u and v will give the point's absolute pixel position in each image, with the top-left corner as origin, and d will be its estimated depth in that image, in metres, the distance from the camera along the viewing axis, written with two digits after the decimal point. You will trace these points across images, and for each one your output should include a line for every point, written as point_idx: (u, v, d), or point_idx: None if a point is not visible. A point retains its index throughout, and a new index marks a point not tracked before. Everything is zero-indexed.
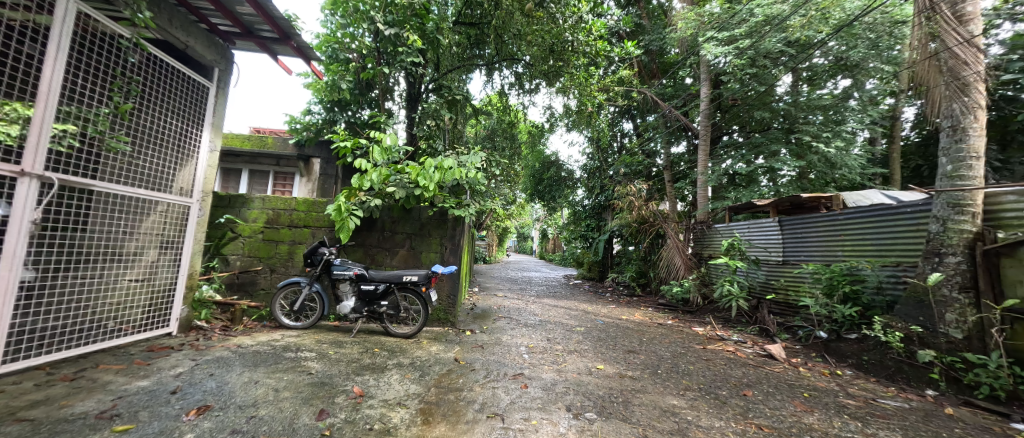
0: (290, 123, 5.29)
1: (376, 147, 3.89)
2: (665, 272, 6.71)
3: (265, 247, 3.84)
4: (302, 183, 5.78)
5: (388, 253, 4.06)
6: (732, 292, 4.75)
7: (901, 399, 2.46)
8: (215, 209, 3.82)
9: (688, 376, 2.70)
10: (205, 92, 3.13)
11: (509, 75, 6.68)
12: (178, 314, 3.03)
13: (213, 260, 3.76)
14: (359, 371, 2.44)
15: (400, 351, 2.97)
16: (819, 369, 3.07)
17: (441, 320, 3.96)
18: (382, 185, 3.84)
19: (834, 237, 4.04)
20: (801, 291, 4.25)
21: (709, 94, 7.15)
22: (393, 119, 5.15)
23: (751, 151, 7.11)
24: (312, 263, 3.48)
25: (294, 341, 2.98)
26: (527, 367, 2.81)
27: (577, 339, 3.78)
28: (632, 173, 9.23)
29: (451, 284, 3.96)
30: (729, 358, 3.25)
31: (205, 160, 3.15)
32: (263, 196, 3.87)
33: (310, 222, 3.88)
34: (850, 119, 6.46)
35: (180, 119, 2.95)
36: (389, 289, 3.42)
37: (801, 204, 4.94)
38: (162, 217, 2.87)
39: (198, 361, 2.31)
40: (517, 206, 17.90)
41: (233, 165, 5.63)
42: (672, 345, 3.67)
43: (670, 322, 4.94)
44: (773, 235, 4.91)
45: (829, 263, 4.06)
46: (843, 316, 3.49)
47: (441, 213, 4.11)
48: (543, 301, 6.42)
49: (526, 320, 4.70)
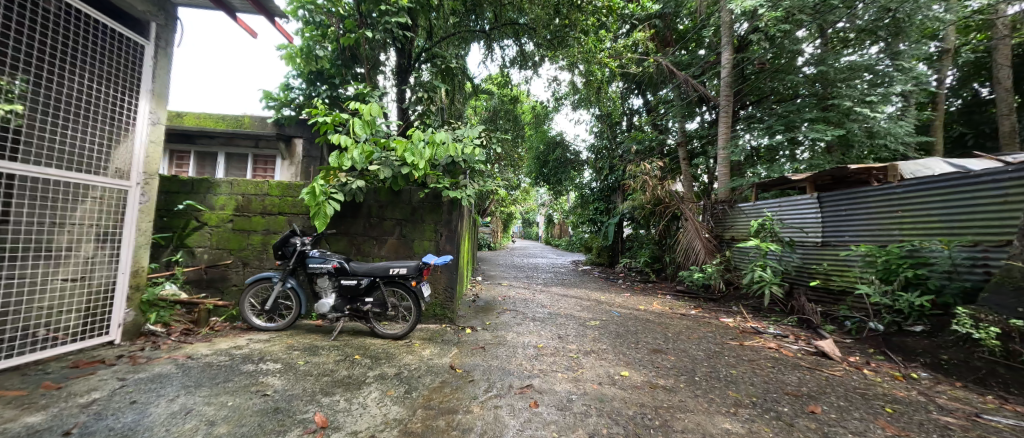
0: (266, 100, 4.74)
1: (358, 120, 3.35)
2: (683, 257, 6.17)
3: (235, 238, 3.37)
4: (285, 167, 5.26)
5: (376, 242, 3.57)
6: (765, 278, 4.23)
7: (1011, 414, 1.95)
8: (176, 195, 3.33)
9: (734, 386, 2.21)
10: (139, 52, 2.57)
11: (510, 45, 6.05)
12: (122, 319, 2.51)
13: (178, 254, 3.31)
14: (329, 388, 1.96)
15: (385, 358, 2.50)
16: (888, 371, 2.56)
17: (438, 317, 3.50)
18: (365, 164, 3.35)
19: (889, 214, 3.47)
20: (848, 276, 3.72)
21: (731, 60, 6.52)
22: (381, 92, 4.61)
23: (779, 122, 6.45)
24: (283, 255, 3.00)
25: (262, 346, 2.51)
26: (538, 375, 2.34)
27: (593, 336, 3.30)
28: (645, 152, 8.59)
29: (449, 276, 3.50)
30: (776, 359, 2.74)
31: (147, 135, 2.59)
32: (231, 180, 3.39)
33: (285, 209, 3.40)
34: (892, 79, 5.77)
35: (107, 84, 2.42)
36: (375, 283, 2.95)
37: (845, 177, 4.34)
38: (95, 204, 2.37)
39: (125, 382, 1.84)
40: (520, 191, 17.29)
41: (208, 148, 5.11)
42: (703, 342, 3.18)
43: (695, 313, 4.42)
44: (811, 213, 4.33)
45: (883, 245, 3.51)
46: (909, 306, 2.97)
47: (435, 196, 3.60)
48: (551, 290, 5.92)
49: (533, 313, 4.22)
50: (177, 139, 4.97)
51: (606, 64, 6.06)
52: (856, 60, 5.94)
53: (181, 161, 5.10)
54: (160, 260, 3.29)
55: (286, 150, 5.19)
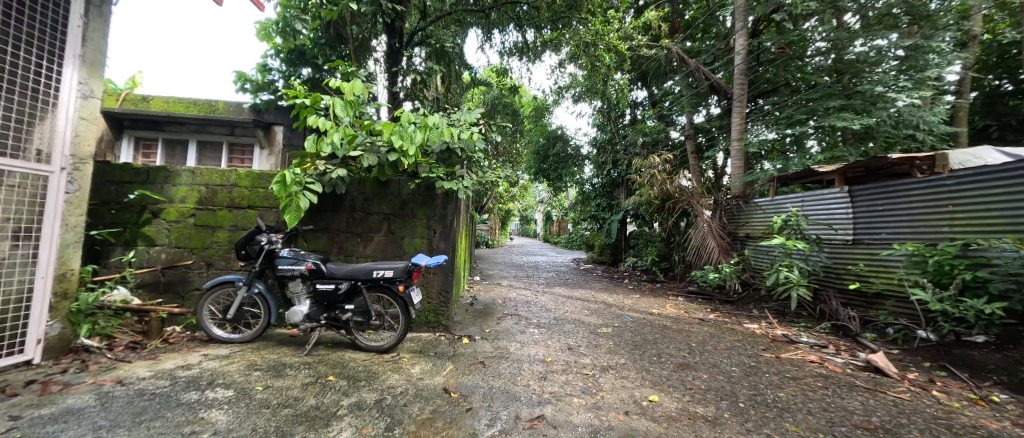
0: (239, 82, 4.27)
1: (339, 100, 2.92)
2: (694, 256, 5.78)
3: (198, 235, 2.94)
4: (264, 157, 4.80)
5: (360, 240, 3.14)
6: (792, 279, 3.86)
7: None
8: (128, 185, 2.90)
9: (791, 417, 1.81)
10: (65, 8, 2.07)
11: (511, 32, 5.62)
12: (42, 333, 2.04)
13: (129, 253, 2.87)
14: (287, 426, 1.54)
15: (366, 379, 2.08)
16: (960, 393, 2.17)
17: (431, 324, 3.09)
18: (348, 150, 2.92)
19: (939, 209, 3.10)
20: (889, 278, 3.33)
21: (745, 46, 6.13)
22: (367, 73, 4.16)
23: (797, 111, 6.02)
24: (247, 256, 2.55)
25: (216, 366, 2.08)
26: (549, 402, 1.93)
27: (607, 347, 2.91)
28: (651, 144, 8.15)
29: (443, 278, 3.09)
30: (826, 377, 2.34)
31: (75, 109, 2.11)
32: (193, 168, 2.96)
33: (256, 202, 2.98)
34: (925, 65, 5.34)
35: (20, 45, 1.92)
36: (356, 288, 2.52)
37: (879, 169, 3.95)
38: (7, 193, 1.86)
39: (16, 423, 1.41)
40: (518, 188, 16.87)
41: (177, 135, 4.62)
42: (734, 354, 2.77)
43: (714, 317, 4.03)
44: (839, 208, 3.95)
45: (931, 243, 3.14)
46: (974, 313, 2.57)
47: (427, 187, 3.18)
48: (555, 291, 5.51)
49: (537, 318, 3.80)
50: (142, 125, 4.48)
51: (613, 48, 5.62)
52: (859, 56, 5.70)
53: (148, 149, 4.61)
54: (110, 261, 2.85)
55: (264, 138, 4.73)
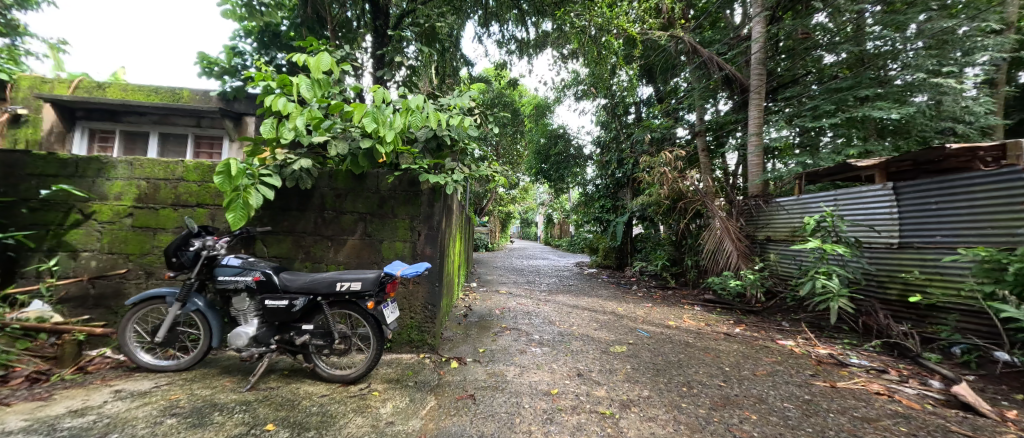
0: (204, 65, 3.81)
1: (304, 76, 2.43)
2: (709, 260, 5.27)
3: (136, 238, 2.46)
4: (235, 151, 4.34)
5: (331, 244, 2.66)
6: (830, 288, 3.36)
7: None
8: (53, 178, 2.43)
9: None
10: None
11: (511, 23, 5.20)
12: None
13: (51, 260, 2.40)
14: None
15: (318, 426, 1.59)
16: None
17: (415, 344, 2.61)
18: (313, 136, 2.45)
19: (1016, 207, 2.59)
20: (953, 288, 2.85)
21: (764, 33, 5.66)
22: (346, 53, 3.68)
23: (821, 102, 5.52)
24: (180, 265, 2.05)
25: (123, 409, 1.59)
26: None
27: (624, 372, 2.42)
28: (659, 142, 7.66)
29: (429, 289, 2.62)
30: (906, 418, 1.84)
31: None
32: (131, 159, 2.48)
33: (206, 199, 2.50)
34: (954, 54, 4.86)
35: None
36: (315, 303, 2.04)
37: (931, 162, 3.46)
38: None
39: None
40: (517, 190, 16.35)
41: (138, 126, 4.17)
42: (779, 383, 2.28)
43: (740, 332, 3.54)
44: (881, 206, 3.46)
45: (1006, 248, 2.64)
46: None
47: (409, 182, 2.69)
48: (558, 299, 5.01)
49: (539, 333, 3.30)
50: (97, 115, 4.04)
51: (622, 33, 5.11)
52: (880, 47, 5.28)
53: (104, 142, 4.16)
54: (27, 270, 2.38)
55: (235, 130, 4.26)
